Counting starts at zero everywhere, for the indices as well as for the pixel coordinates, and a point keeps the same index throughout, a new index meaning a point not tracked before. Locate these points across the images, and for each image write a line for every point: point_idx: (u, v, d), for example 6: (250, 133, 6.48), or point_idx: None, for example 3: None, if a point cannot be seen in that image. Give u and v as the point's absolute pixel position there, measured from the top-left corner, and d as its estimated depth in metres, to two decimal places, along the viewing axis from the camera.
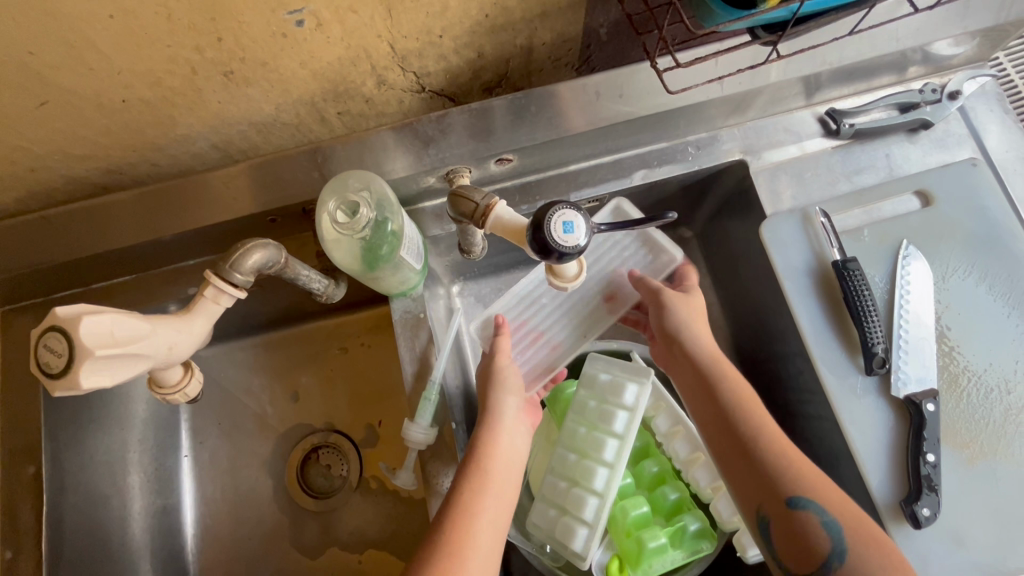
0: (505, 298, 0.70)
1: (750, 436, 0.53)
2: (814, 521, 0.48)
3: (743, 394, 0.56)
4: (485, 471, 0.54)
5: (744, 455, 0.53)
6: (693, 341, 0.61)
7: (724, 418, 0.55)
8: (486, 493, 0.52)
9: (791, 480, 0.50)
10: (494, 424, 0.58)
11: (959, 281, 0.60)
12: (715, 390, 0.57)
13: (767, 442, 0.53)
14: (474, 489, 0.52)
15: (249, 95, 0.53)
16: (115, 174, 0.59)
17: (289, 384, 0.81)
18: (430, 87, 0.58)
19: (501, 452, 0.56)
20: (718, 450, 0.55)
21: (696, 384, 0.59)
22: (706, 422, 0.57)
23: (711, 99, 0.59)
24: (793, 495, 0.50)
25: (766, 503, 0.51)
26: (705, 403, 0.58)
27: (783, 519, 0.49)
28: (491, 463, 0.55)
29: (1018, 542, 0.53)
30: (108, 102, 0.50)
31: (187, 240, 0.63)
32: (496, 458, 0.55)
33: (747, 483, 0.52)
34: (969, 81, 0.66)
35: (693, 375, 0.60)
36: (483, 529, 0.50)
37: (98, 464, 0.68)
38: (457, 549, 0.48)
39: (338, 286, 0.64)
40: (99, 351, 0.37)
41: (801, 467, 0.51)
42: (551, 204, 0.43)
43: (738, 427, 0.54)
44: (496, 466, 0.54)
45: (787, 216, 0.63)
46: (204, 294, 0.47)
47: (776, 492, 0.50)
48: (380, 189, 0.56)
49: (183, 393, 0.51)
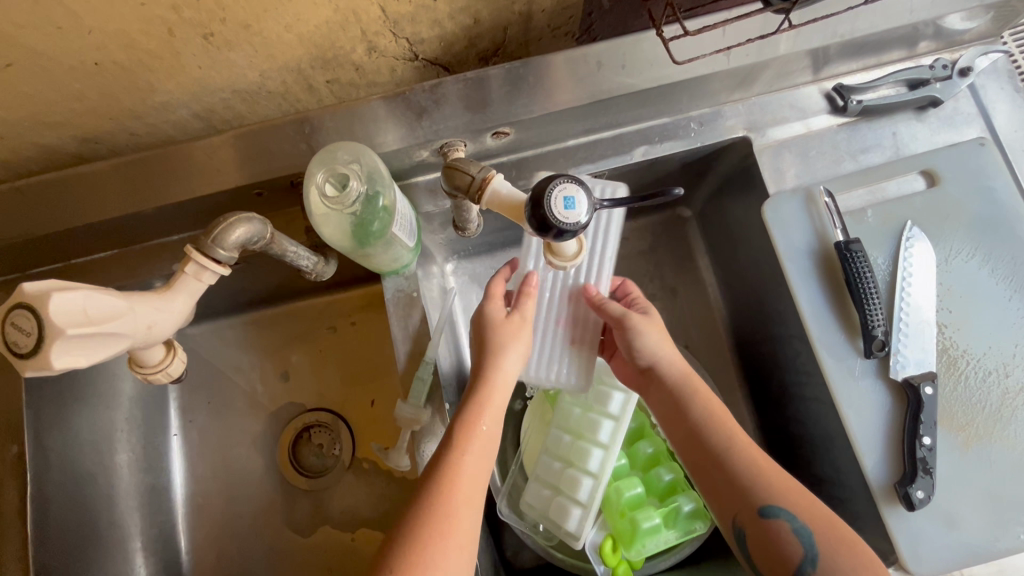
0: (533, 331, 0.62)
1: (719, 446, 0.53)
2: (785, 528, 0.49)
3: (717, 409, 0.56)
4: (473, 434, 0.52)
5: (719, 469, 0.53)
6: (660, 364, 0.58)
7: (700, 436, 0.54)
8: (469, 461, 0.51)
9: (761, 489, 0.51)
10: (483, 387, 0.54)
11: (962, 263, 0.59)
12: (688, 406, 0.56)
13: (735, 449, 0.53)
14: (457, 459, 0.50)
15: (231, 60, 0.50)
16: (92, 143, 0.57)
17: (280, 362, 0.79)
18: (423, 55, 0.55)
19: (491, 415, 0.54)
20: (693, 466, 0.55)
21: (668, 403, 0.57)
22: (680, 440, 0.56)
23: (716, 71, 0.57)
24: (765, 503, 0.50)
25: (741, 515, 0.51)
26: (677, 418, 0.56)
27: (757, 529, 0.50)
28: (479, 429, 0.52)
29: (1008, 524, 0.53)
30: (80, 64, 0.47)
31: (169, 215, 0.60)
32: (485, 422, 0.53)
33: (722, 493, 0.53)
34: (982, 57, 0.63)
35: (661, 396, 0.58)
36: (468, 494, 0.49)
37: (83, 442, 0.67)
38: (444, 527, 0.47)
39: (328, 264, 0.61)
40: (71, 330, 0.35)
41: (770, 476, 0.51)
42: (551, 178, 0.41)
43: (709, 441, 0.54)
44: (482, 429, 0.53)
45: (790, 196, 0.62)
46: (184, 271, 0.45)
47: (749, 501, 0.51)
48: (371, 162, 0.54)
49: (166, 372, 0.49)
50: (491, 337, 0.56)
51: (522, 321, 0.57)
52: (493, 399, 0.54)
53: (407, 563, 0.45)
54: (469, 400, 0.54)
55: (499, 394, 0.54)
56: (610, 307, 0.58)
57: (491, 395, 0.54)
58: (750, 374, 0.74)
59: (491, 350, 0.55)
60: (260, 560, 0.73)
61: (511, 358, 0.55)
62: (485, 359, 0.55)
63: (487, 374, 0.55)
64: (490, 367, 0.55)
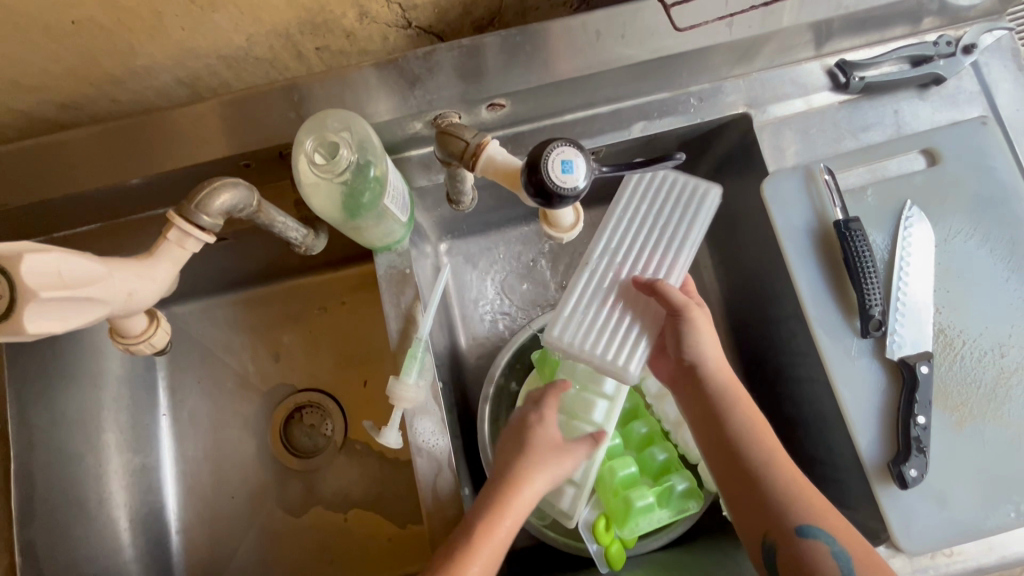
0: (580, 312, 0.55)
1: (752, 460, 0.53)
2: (823, 549, 0.48)
3: (754, 420, 0.55)
4: (490, 536, 0.50)
5: (750, 485, 0.52)
6: (705, 362, 0.56)
7: (731, 449, 0.54)
8: (480, 562, 0.48)
9: (792, 509, 0.50)
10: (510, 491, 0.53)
11: (962, 243, 0.58)
12: (723, 417, 0.55)
13: (770, 468, 0.52)
14: (468, 555, 0.48)
15: (216, 22, 0.48)
16: (71, 109, 0.55)
17: (269, 343, 0.78)
18: (416, 23, 0.54)
19: (510, 521, 0.52)
20: (722, 478, 0.54)
21: (701, 406, 0.57)
22: (711, 450, 0.56)
23: (718, 43, 0.55)
24: (801, 523, 0.49)
25: (773, 531, 0.50)
26: (710, 428, 0.56)
27: (791, 547, 0.49)
28: (497, 532, 0.50)
29: (999, 502, 0.54)
30: (57, 23, 0.45)
31: (153, 187, 0.58)
32: (505, 528, 0.51)
33: (751, 508, 0.52)
34: (986, 34, 0.62)
35: (695, 401, 0.57)
36: None
37: (69, 420, 0.66)
38: None
39: (319, 238, 0.59)
40: (45, 293, 0.34)
41: (805, 495, 0.51)
42: (549, 141, 0.40)
43: (742, 455, 0.53)
44: (499, 534, 0.50)
45: (790, 173, 0.61)
46: (167, 237, 0.44)
47: (785, 519, 0.50)
48: (362, 130, 0.52)
49: (150, 343, 0.48)
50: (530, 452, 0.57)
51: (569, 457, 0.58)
52: (516, 503, 0.53)
53: None
54: (494, 500, 0.52)
55: (524, 502, 0.53)
56: (671, 294, 0.53)
57: (514, 503, 0.53)
58: (745, 357, 0.74)
59: (529, 463, 0.56)
60: (252, 540, 0.73)
61: (546, 474, 0.55)
62: (518, 470, 0.55)
63: (517, 481, 0.54)
64: (523, 477, 0.54)
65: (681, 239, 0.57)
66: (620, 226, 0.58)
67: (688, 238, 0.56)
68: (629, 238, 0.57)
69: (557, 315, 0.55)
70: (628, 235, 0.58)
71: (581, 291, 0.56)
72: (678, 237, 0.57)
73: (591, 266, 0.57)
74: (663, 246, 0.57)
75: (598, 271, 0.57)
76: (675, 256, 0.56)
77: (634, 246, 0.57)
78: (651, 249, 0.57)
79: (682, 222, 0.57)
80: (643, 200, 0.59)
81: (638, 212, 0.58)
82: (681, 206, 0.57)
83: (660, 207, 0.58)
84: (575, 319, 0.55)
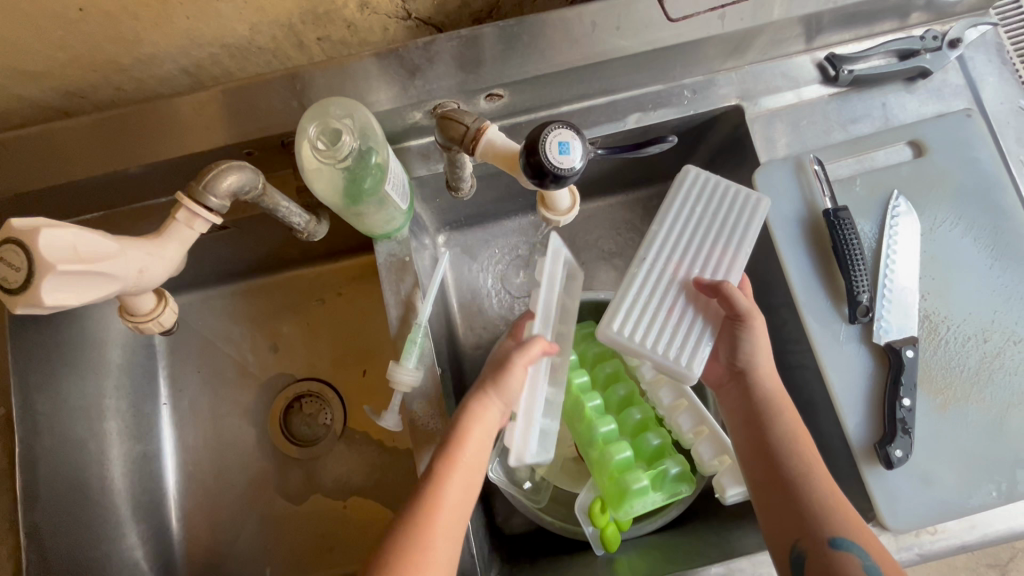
0: (641, 309, 0.56)
1: (793, 468, 0.52)
2: (856, 564, 0.46)
3: (800, 432, 0.54)
4: (456, 462, 0.52)
5: (785, 491, 0.51)
6: (758, 371, 0.57)
7: (772, 455, 0.53)
8: (451, 484, 0.51)
9: (827, 519, 0.49)
10: (450, 461, 0.51)
11: (946, 231, 0.60)
12: (770, 424, 0.54)
13: (810, 478, 0.51)
14: (439, 482, 0.51)
15: (221, 12, 0.50)
16: (76, 97, 0.56)
17: (269, 333, 0.79)
18: (415, 14, 0.56)
19: (473, 445, 0.53)
20: (755, 482, 0.53)
21: (748, 411, 0.56)
22: (749, 454, 0.55)
23: (711, 35, 0.57)
24: (834, 534, 0.48)
25: (805, 538, 0.48)
26: (754, 433, 0.55)
27: (821, 557, 0.47)
28: (463, 458, 0.52)
29: (982, 482, 0.55)
30: (64, 10, 0.47)
31: (155, 175, 0.59)
32: (469, 451, 0.52)
33: (783, 515, 0.50)
34: (971, 29, 0.63)
35: (743, 407, 0.57)
36: (446, 527, 0.49)
37: (72, 406, 0.66)
38: (420, 556, 0.47)
39: (320, 224, 0.61)
40: (61, 266, 0.35)
41: (842, 510, 0.49)
42: (545, 124, 0.41)
43: (783, 462, 0.52)
44: (466, 458, 0.52)
45: (781, 164, 0.62)
46: (175, 218, 0.45)
47: (819, 528, 0.48)
48: (363, 118, 0.54)
49: (157, 322, 0.49)
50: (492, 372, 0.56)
51: (497, 400, 0.55)
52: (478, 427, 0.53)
53: None
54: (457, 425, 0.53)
55: (485, 423, 0.54)
56: (736, 299, 0.54)
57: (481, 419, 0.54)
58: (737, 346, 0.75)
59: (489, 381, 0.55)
60: (252, 528, 0.74)
61: (478, 436, 0.53)
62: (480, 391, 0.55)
63: (452, 455, 0.52)
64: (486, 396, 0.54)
65: (738, 238, 0.58)
66: (675, 224, 0.59)
67: (740, 253, 0.57)
68: (686, 236, 0.58)
69: (615, 309, 0.56)
70: (684, 231, 0.59)
71: (638, 287, 0.57)
72: (738, 234, 0.58)
73: (646, 265, 0.57)
74: (718, 252, 0.58)
75: (655, 268, 0.57)
76: (735, 254, 0.57)
77: (689, 248, 0.58)
78: (708, 250, 0.58)
79: (741, 220, 0.58)
80: (699, 199, 0.60)
81: (693, 211, 0.59)
82: (738, 209, 0.59)
83: (715, 205, 0.59)
84: (635, 315, 0.55)
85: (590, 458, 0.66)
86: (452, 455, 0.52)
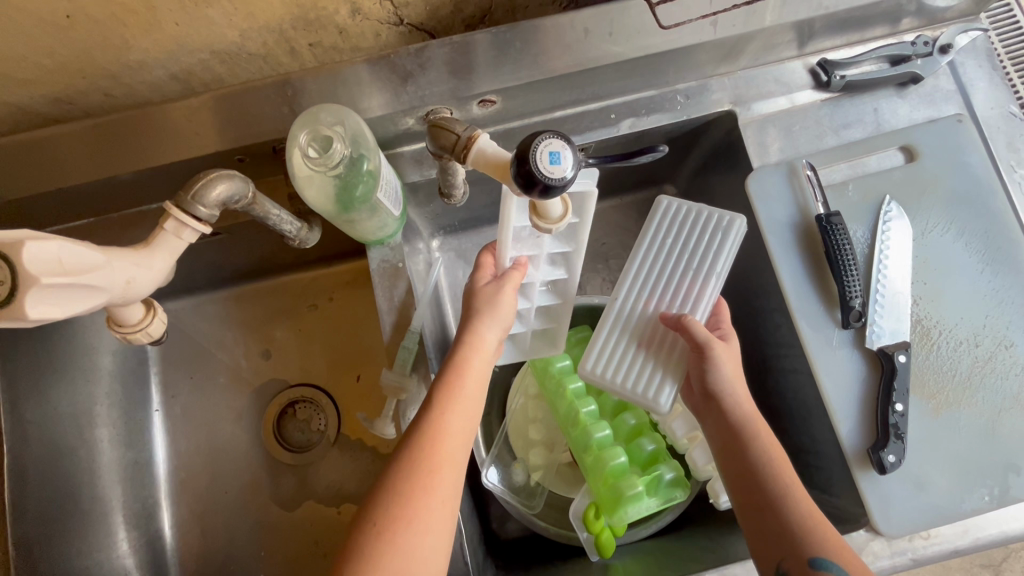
0: (612, 344, 0.60)
1: (772, 487, 0.51)
2: None
3: (776, 451, 0.54)
4: (457, 395, 0.52)
5: (767, 511, 0.51)
6: (736, 394, 0.56)
7: (753, 473, 0.53)
8: (450, 419, 0.51)
9: (810, 537, 0.48)
10: (449, 393, 0.52)
11: (938, 237, 0.60)
12: (749, 443, 0.54)
13: (790, 497, 0.51)
14: (440, 412, 0.51)
15: (210, 18, 0.49)
16: (64, 103, 0.55)
17: (263, 339, 0.79)
18: (408, 19, 0.56)
19: (472, 378, 0.54)
20: (739, 501, 0.53)
21: (726, 431, 0.56)
22: (730, 474, 0.54)
23: (703, 42, 0.57)
24: (814, 554, 0.47)
25: (789, 558, 0.48)
26: (736, 453, 0.54)
27: None
28: (462, 394, 0.53)
29: (974, 486, 0.56)
30: (52, 17, 0.46)
31: (146, 181, 0.58)
32: (468, 385, 0.53)
33: (766, 534, 0.50)
34: (962, 34, 0.64)
35: (720, 428, 0.56)
36: (451, 454, 0.50)
37: (61, 415, 0.66)
38: (422, 490, 0.47)
39: (312, 231, 0.61)
40: (46, 279, 0.35)
41: (820, 527, 0.49)
42: (537, 133, 0.40)
43: (762, 480, 0.52)
44: (465, 393, 0.53)
45: (774, 169, 0.62)
46: (164, 227, 0.44)
47: (799, 549, 0.48)
48: (355, 125, 0.53)
49: (146, 332, 0.49)
50: (474, 303, 0.57)
51: (492, 323, 0.56)
52: (473, 361, 0.54)
53: (385, 526, 0.46)
54: (451, 360, 0.54)
55: (478, 357, 0.54)
56: (695, 330, 0.55)
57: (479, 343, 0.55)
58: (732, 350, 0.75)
59: (472, 316, 0.56)
60: (246, 534, 0.73)
61: (477, 364, 0.54)
62: (467, 325, 0.56)
63: (452, 383, 0.53)
64: (472, 333, 0.55)
65: (708, 267, 0.59)
66: (650, 250, 0.61)
67: (712, 271, 0.58)
68: (658, 265, 0.61)
69: (590, 349, 0.60)
70: (659, 258, 0.61)
71: (610, 326, 0.61)
72: (707, 265, 0.59)
73: (619, 301, 0.61)
74: (687, 284, 0.59)
75: (628, 304, 0.61)
76: (703, 286, 0.58)
77: (663, 281, 0.60)
78: (681, 280, 0.60)
79: (709, 247, 0.59)
80: (670, 229, 0.61)
81: (664, 241, 0.61)
82: (708, 232, 0.59)
83: (687, 229, 0.60)
84: (605, 355, 0.60)
85: (584, 463, 0.66)
86: (452, 383, 0.53)
